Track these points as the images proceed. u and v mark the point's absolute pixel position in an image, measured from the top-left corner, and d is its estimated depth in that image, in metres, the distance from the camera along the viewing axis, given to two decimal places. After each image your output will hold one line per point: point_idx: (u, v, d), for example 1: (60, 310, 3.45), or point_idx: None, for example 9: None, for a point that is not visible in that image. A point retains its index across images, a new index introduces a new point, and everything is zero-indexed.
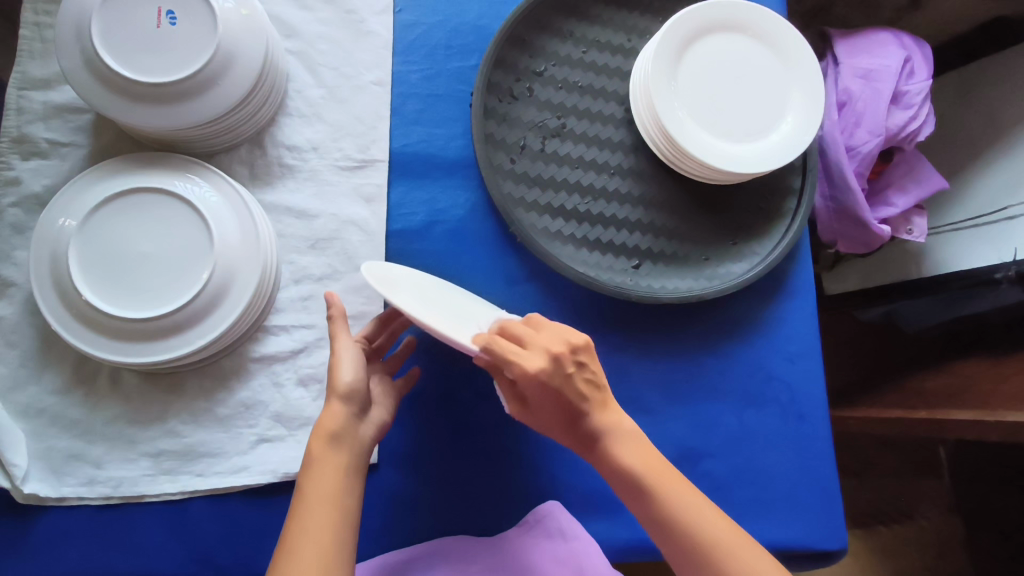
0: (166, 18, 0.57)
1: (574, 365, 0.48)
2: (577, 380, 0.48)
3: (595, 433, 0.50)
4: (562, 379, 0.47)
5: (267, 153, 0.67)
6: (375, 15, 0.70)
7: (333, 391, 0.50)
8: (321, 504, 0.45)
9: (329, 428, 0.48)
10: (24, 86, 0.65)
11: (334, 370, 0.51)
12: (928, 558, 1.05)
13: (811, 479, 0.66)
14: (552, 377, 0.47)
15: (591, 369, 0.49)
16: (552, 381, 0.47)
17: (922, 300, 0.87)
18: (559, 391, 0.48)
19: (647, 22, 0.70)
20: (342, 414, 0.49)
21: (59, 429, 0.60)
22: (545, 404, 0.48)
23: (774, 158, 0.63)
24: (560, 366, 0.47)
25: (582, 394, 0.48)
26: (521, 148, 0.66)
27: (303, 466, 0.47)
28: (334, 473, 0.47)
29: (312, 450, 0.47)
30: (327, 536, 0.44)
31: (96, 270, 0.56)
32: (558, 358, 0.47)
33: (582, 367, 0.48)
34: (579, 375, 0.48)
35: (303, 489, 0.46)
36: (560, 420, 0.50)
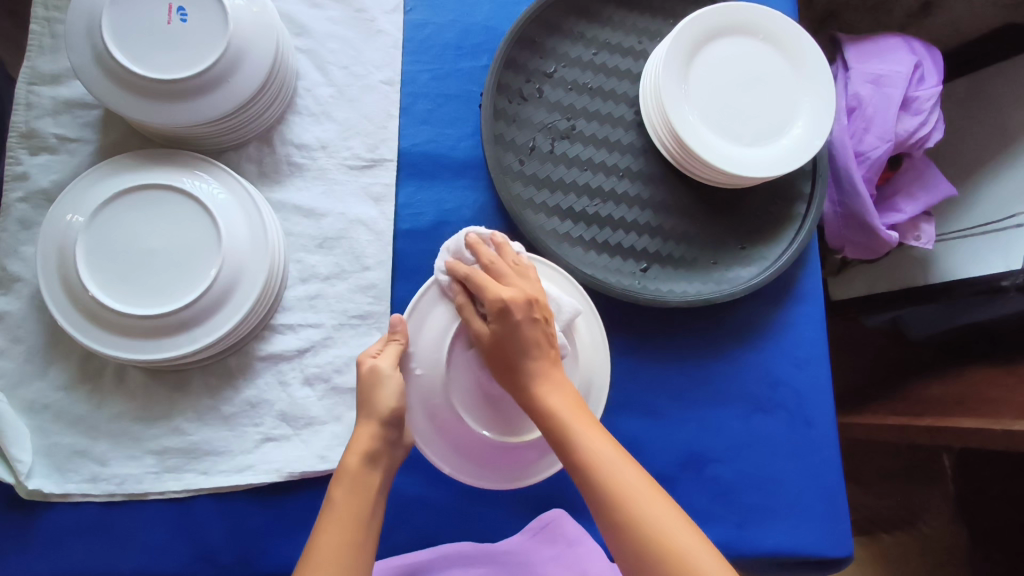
0: (177, 14, 0.57)
1: (525, 311, 0.47)
2: (537, 327, 0.48)
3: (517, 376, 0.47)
4: (529, 317, 0.47)
5: (275, 151, 0.66)
6: (385, 14, 0.69)
7: (373, 411, 0.48)
8: (351, 518, 0.45)
9: (365, 446, 0.47)
10: (34, 81, 0.65)
11: (376, 389, 0.49)
12: (929, 566, 1.04)
13: (817, 486, 0.66)
14: (520, 308, 0.47)
15: (542, 315, 0.48)
16: (516, 310, 0.47)
17: (925, 308, 0.87)
18: (516, 324, 0.47)
19: (658, 25, 0.70)
20: (380, 436, 0.48)
21: (64, 425, 0.60)
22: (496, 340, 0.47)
23: (786, 163, 0.63)
24: (528, 308, 0.48)
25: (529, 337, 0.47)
26: (530, 149, 0.66)
27: (336, 476, 0.47)
28: (366, 493, 0.46)
29: (346, 464, 0.47)
30: (352, 553, 0.43)
31: (106, 268, 0.56)
32: (528, 298, 0.48)
33: (533, 311, 0.48)
34: (541, 326, 0.48)
35: (333, 501, 0.46)
36: (505, 358, 0.47)
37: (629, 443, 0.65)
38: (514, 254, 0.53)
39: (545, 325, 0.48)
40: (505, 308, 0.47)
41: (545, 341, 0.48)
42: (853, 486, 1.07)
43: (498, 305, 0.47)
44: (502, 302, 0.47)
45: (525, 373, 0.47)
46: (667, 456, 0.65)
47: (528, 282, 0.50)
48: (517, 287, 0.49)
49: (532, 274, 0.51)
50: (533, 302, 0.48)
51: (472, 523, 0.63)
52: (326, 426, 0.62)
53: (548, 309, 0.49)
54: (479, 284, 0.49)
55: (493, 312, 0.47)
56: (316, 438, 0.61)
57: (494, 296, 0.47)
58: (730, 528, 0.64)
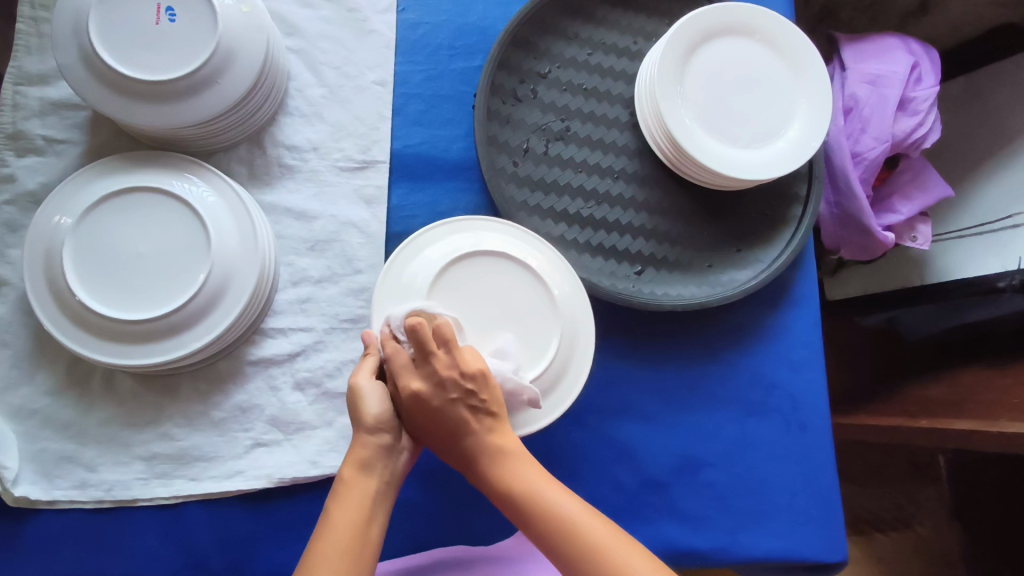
0: (166, 14, 0.56)
1: (455, 393, 0.48)
2: (458, 405, 0.48)
3: (475, 455, 0.49)
4: (447, 400, 0.48)
5: (266, 152, 0.66)
6: (377, 13, 0.69)
7: (360, 424, 0.48)
8: (348, 529, 0.44)
9: (359, 456, 0.47)
10: (21, 81, 0.64)
11: (360, 402, 0.48)
12: (923, 566, 1.04)
13: (812, 490, 0.66)
14: (433, 394, 0.48)
15: (478, 398, 0.48)
16: (431, 397, 0.48)
17: (922, 308, 0.86)
18: (437, 410, 0.48)
19: (654, 25, 0.69)
20: (376, 442, 0.47)
21: (52, 431, 0.60)
22: (428, 430, 0.50)
23: (782, 166, 0.62)
24: (441, 391, 0.48)
25: (461, 421, 0.48)
26: (524, 151, 0.65)
27: (332, 490, 0.46)
28: (363, 499, 0.46)
29: (342, 476, 0.46)
30: (348, 562, 0.43)
31: (97, 274, 0.55)
32: (455, 381, 0.48)
33: (467, 394, 0.48)
34: (462, 403, 0.48)
35: (331, 513, 0.45)
36: (439, 437, 0.50)
37: (622, 447, 0.65)
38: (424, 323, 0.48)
39: (469, 396, 0.48)
40: (420, 399, 0.48)
41: (473, 416, 0.49)
42: (848, 486, 1.07)
43: (413, 399, 0.48)
44: (422, 396, 0.48)
45: (483, 460, 0.48)
46: (661, 460, 0.65)
47: (442, 356, 0.48)
48: (428, 371, 0.48)
49: (447, 338, 0.49)
50: (450, 384, 0.48)
51: (464, 528, 0.62)
52: (317, 431, 0.61)
53: (464, 381, 0.48)
54: (395, 369, 0.49)
55: (409, 401, 0.48)
56: (307, 444, 0.61)
57: (409, 390, 0.48)
58: (724, 533, 0.64)
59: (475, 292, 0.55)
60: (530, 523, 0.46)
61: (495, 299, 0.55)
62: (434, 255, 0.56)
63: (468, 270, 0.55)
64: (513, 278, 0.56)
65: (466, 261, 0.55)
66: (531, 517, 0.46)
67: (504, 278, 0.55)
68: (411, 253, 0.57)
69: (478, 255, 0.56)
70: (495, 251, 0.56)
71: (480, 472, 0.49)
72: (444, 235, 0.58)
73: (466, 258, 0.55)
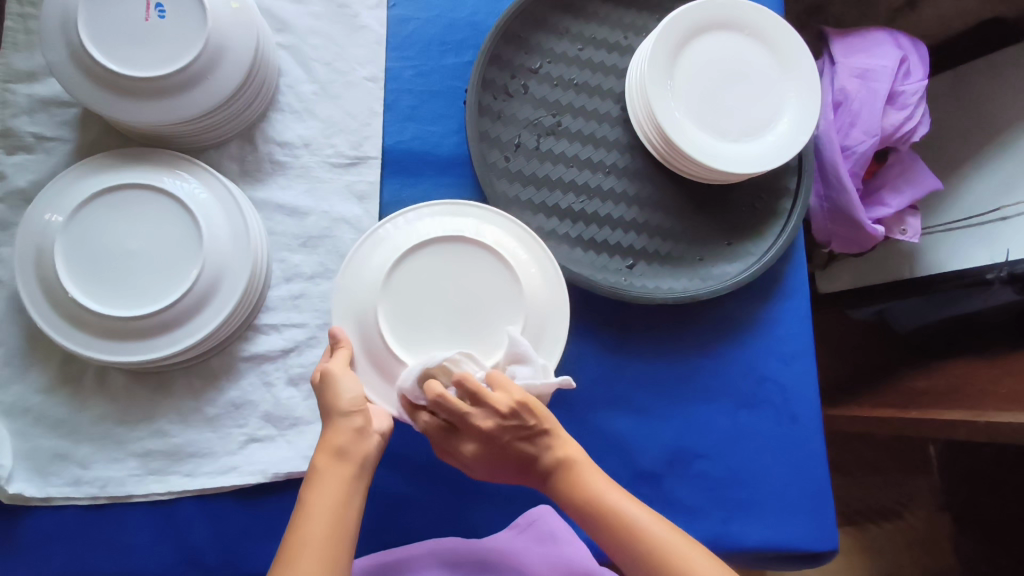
0: (155, 10, 0.56)
1: (507, 434, 0.48)
2: (514, 443, 0.48)
3: (545, 475, 0.50)
4: (503, 444, 0.48)
5: (257, 148, 0.66)
6: (368, 9, 0.69)
7: (333, 409, 0.47)
8: (325, 517, 0.44)
9: (333, 442, 0.46)
10: (9, 78, 0.64)
11: (332, 388, 0.48)
12: (914, 555, 1.05)
13: (803, 479, 0.67)
14: (484, 446, 0.49)
15: (526, 428, 0.48)
16: (486, 449, 0.49)
17: (910, 300, 0.88)
18: (501, 455, 0.49)
19: (644, 20, 0.70)
20: (348, 427, 0.47)
21: (45, 429, 0.60)
22: (500, 473, 0.51)
23: (770, 159, 0.63)
24: (495, 439, 0.48)
25: (524, 454, 0.49)
26: (515, 146, 0.65)
27: (308, 478, 0.46)
28: (337, 486, 0.45)
29: (317, 463, 0.46)
30: (325, 550, 0.43)
31: (85, 269, 0.55)
32: (499, 428, 0.48)
33: (515, 429, 0.48)
34: (517, 439, 0.48)
35: (307, 502, 0.45)
36: (510, 470, 0.51)
37: (615, 440, 0.65)
38: (439, 390, 0.47)
39: (518, 431, 0.48)
40: (481, 455, 0.49)
41: (531, 443, 0.49)
42: (839, 477, 1.08)
43: (477, 457, 0.50)
44: (483, 451, 0.49)
45: (550, 477, 0.50)
46: (653, 452, 0.65)
47: (473, 410, 0.47)
48: (474, 431, 0.48)
49: (467, 392, 0.47)
50: (494, 434, 0.48)
51: (459, 520, 0.63)
52: (311, 426, 0.61)
53: (505, 424, 0.47)
54: (444, 441, 0.50)
55: (475, 459, 0.50)
56: (301, 439, 0.61)
57: (470, 450, 0.49)
58: (717, 523, 0.65)
59: (436, 279, 0.53)
60: (600, 532, 0.48)
61: (458, 284, 0.53)
62: (406, 237, 0.55)
63: (433, 257, 0.54)
64: (476, 264, 0.54)
65: (434, 248, 0.54)
66: (601, 527, 0.48)
67: (467, 264, 0.54)
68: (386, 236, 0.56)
69: (445, 242, 0.54)
70: (461, 237, 0.54)
71: (552, 487, 0.50)
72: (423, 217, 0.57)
73: (429, 245, 0.54)
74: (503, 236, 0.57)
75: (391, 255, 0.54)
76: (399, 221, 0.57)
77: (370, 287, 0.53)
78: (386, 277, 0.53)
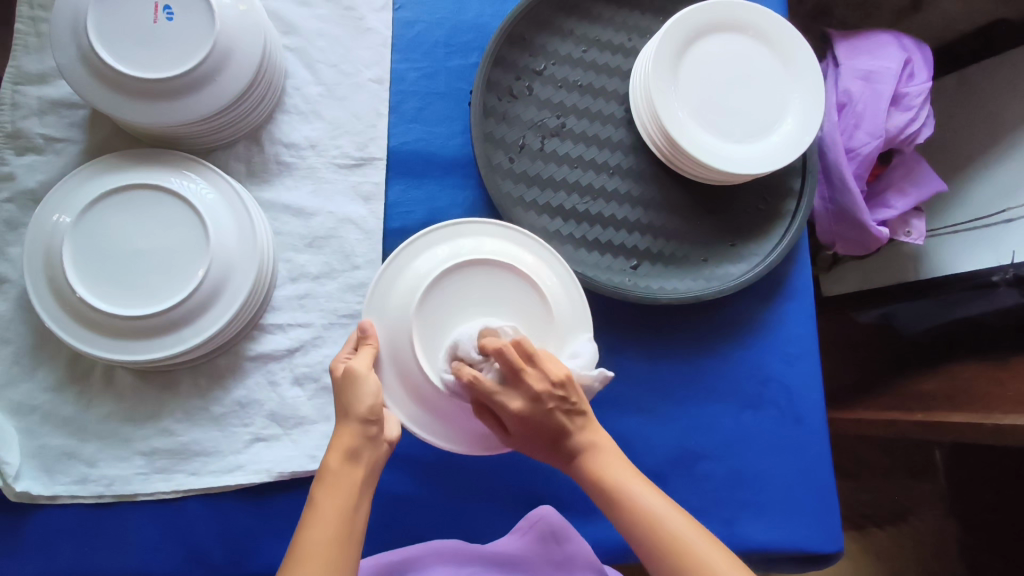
0: (163, 13, 0.57)
1: (552, 402, 0.46)
2: (558, 413, 0.47)
3: (570, 450, 0.48)
4: (545, 414, 0.46)
5: (264, 150, 0.66)
6: (373, 12, 0.69)
7: (349, 411, 0.47)
8: (335, 520, 0.43)
9: (346, 444, 0.46)
10: (19, 80, 0.64)
11: (354, 388, 0.47)
12: (922, 560, 1.05)
13: (808, 481, 0.66)
14: (530, 413, 0.46)
15: (570, 403, 0.47)
16: (532, 414, 0.46)
17: (921, 302, 0.85)
18: (540, 424, 0.47)
19: (647, 22, 0.70)
20: (361, 431, 0.46)
21: (53, 428, 0.60)
22: (527, 443, 0.49)
23: (773, 160, 0.63)
24: (539, 405, 0.46)
25: (559, 427, 0.47)
26: (520, 147, 0.66)
27: (318, 476, 0.45)
28: (348, 491, 0.44)
29: (328, 463, 0.45)
30: (335, 552, 0.42)
31: (93, 269, 0.56)
32: (557, 389, 0.46)
33: (562, 400, 0.46)
34: (562, 408, 0.47)
35: (316, 501, 0.44)
36: (542, 444, 0.49)
37: (620, 442, 0.65)
38: (503, 345, 0.46)
39: (563, 403, 0.47)
40: (524, 416, 0.46)
41: (571, 420, 0.47)
42: (845, 481, 1.08)
43: (516, 421, 0.46)
44: (522, 412, 0.46)
45: (566, 444, 0.48)
46: (657, 452, 0.65)
47: (528, 377, 0.46)
48: (523, 390, 0.46)
49: (529, 355, 0.46)
50: (540, 398, 0.46)
51: (464, 522, 0.63)
52: (316, 426, 0.62)
53: (562, 387, 0.46)
54: (490, 391, 0.46)
55: (513, 422, 0.47)
56: (306, 438, 0.61)
57: (507, 411, 0.46)
58: (721, 524, 0.65)
59: (474, 300, 0.53)
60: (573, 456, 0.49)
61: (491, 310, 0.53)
62: (443, 252, 0.56)
63: (473, 279, 0.54)
64: (511, 293, 0.54)
65: (474, 268, 0.54)
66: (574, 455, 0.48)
67: (503, 290, 0.54)
68: (420, 247, 0.56)
69: (483, 262, 0.54)
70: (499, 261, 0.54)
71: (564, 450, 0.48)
72: (466, 233, 0.57)
73: (469, 265, 0.54)
74: (531, 259, 0.57)
75: (431, 267, 0.54)
76: (434, 231, 0.57)
77: (411, 283, 0.54)
78: (427, 282, 0.52)
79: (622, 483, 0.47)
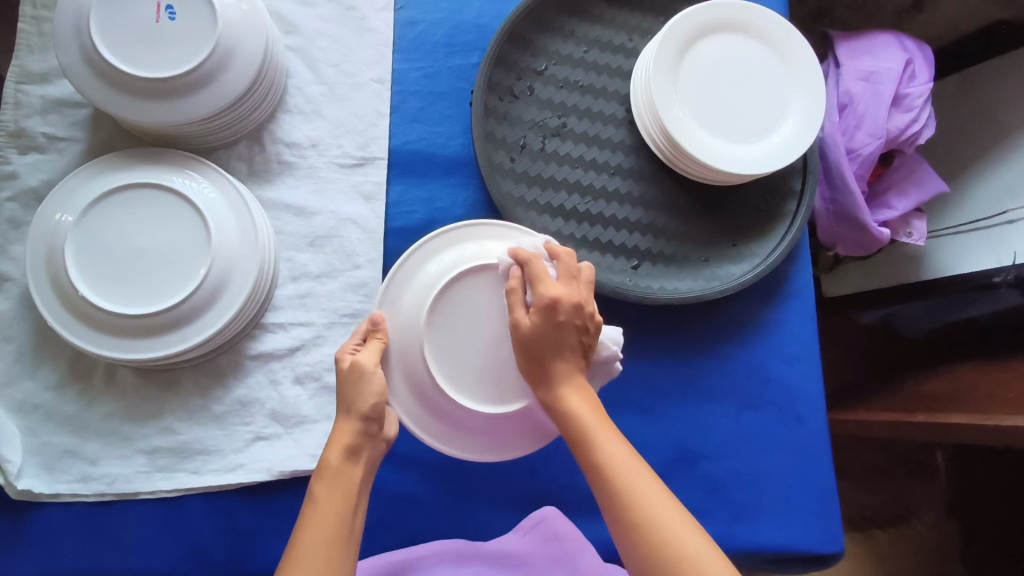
0: (166, 13, 0.57)
1: (583, 319, 0.48)
2: (577, 333, 0.48)
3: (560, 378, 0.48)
4: (568, 320, 0.47)
5: (265, 149, 0.66)
6: (375, 12, 0.69)
7: (351, 406, 0.47)
8: (334, 518, 0.43)
9: (346, 441, 0.46)
10: (22, 80, 0.65)
11: (359, 383, 0.47)
12: (923, 561, 1.05)
13: (808, 481, 0.66)
14: (568, 312, 0.47)
15: (589, 337, 0.49)
16: (562, 311, 0.47)
17: (917, 305, 0.87)
18: (558, 323, 0.47)
19: (648, 22, 0.70)
20: (360, 429, 0.46)
21: (54, 426, 0.60)
22: (528, 338, 0.48)
23: (774, 161, 0.63)
24: (577, 311, 0.48)
25: (569, 341, 0.48)
26: (521, 147, 0.66)
27: (317, 473, 0.45)
28: (347, 489, 0.45)
29: (327, 460, 0.45)
30: (334, 550, 0.42)
31: (95, 267, 0.56)
32: (591, 313, 0.49)
33: (586, 327, 0.49)
34: (581, 334, 0.48)
35: (315, 498, 0.44)
36: (537, 350, 0.48)
37: None
38: (570, 254, 0.51)
39: (582, 333, 0.49)
40: (557, 306, 0.47)
41: (580, 346, 0.49)
42: (846, 482, 1.08)
43: (546, 305, 0.47)
44: (558, 301, 0.47)
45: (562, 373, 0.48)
46: (657, 452, 0.65)
47: (578, 288, 0.49)
48: (570, 291, 0.49)
49: (589, 281, 0.51)
50: (582, 305, 0.48)
51: (465, 522, 0.63)
52: (317, 424, 0.62)
53: (595, 321, 0.49)
54: (537, 275, 0.49)
55: (537, 308, 0.47)
56: (307, 437, 0.61)
57: (546, 292, 0.47)
58: (720, 525, 0.65)
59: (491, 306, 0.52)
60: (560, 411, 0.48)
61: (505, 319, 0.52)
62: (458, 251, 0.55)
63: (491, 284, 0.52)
64: None
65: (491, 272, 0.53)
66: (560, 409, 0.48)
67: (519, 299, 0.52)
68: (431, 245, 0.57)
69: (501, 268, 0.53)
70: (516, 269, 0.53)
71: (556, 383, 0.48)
72: (477, 233, 0.57)
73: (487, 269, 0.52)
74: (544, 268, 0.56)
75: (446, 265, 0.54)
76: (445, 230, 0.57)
77: (425, 282, 0.54)
78: (443, 282, 0.52)
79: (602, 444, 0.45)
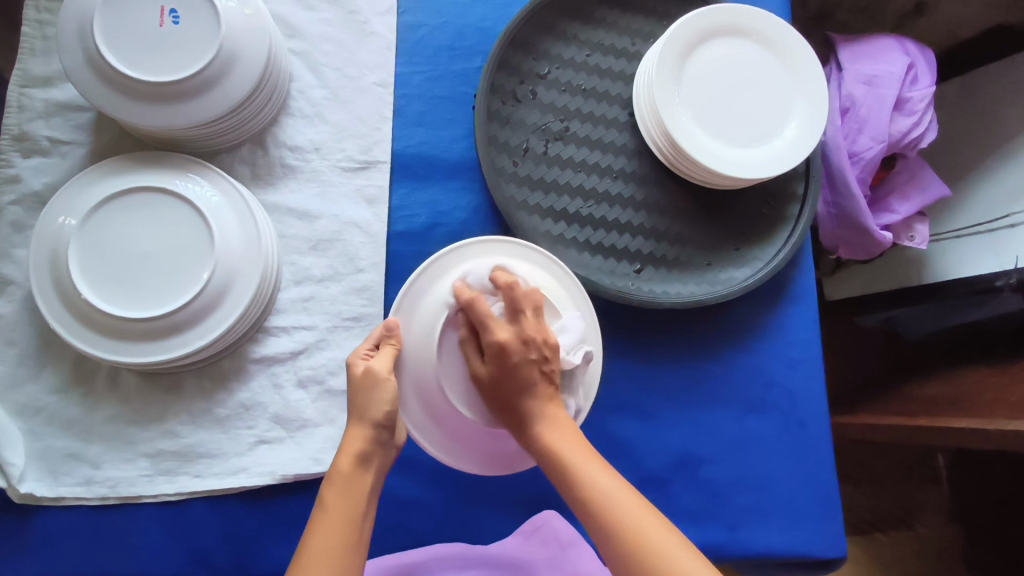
0: (169, 16, 0.57)
1: (534, 353, 0.47)
2: (535, 367, 0.48)
3: (528, 413, 0.48)
4: (517, 363, 0.47)
5: (269, 153, 0.66)
6: (378, 15, 0.69)
7: (363, 412, 0.47)
8: (343, 524, 0.43)
9: (356, 449, 0.46)
10: (26, 83, 0.65)
11: (372, 390, 0.47)
12: (925, 565, 1.04)
13: (811, 486, 0.66)
14: (516, 350, 0.47)
15: (549, 366, 0.48)
16: (512, 354, 0.47)
17: (921, 308, 0.87)
18: (512, 367, 0.47)
19: (650, 26, 0.70)
20: (371, 436, 0.46)
21: (57, 429, 0.60)
22: (490, 391, 0.48)
23: (777, 166, 0.63)
24: (524, 349, 0.47)
25: (530, 381, 0.47)
26: (524, 150, 0.66)
27: (326, 478, 0.45)
28: (358, 496, 0.45)
29: (338, 466, 0.45)
30: (343, 555, 0.42)
31: (98, 271, 0.56)
32: (544, 344, 0.48)
33: (541, 360, 0.48)
34: (540, 366, 0.48)
35: (325, 503, 0.44)
36: (502, 399, 0.48)
37: (622, 447, 0.65)
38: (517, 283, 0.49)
39: (541, 364, 0.48)
40: (503, 351, 0.47)
41: (542, 380, 0.48)
42: (848, 486, 1.08)
43: (496, 351, 0.47)
44: (503, 345, 0.47)
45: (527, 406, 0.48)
46: (660, 456, 0.65)
47: (523, 322, 0.48)
48: (517, 328, 0.48)
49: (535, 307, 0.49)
50: (529, 341, 0.47)
51: (467, 526, 0.63)
52: (320, 428, 0.62)
53: (551, 346, 0.48)
54: (479, 318, 0.48)
55: (489, 355, 0.47)
56: (310, 441, 0.61)
57: (491, 339, 0.47)
58: (722, 530, 0.65)
59: None
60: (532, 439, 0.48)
61: None
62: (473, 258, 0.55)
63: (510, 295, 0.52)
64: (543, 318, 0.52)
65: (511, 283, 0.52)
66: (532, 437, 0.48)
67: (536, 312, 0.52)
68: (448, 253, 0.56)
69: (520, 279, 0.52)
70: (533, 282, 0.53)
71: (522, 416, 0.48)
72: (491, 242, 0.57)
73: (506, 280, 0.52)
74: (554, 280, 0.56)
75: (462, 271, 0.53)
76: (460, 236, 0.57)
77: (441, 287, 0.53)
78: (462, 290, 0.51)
79: (581, 468, 0.45)
